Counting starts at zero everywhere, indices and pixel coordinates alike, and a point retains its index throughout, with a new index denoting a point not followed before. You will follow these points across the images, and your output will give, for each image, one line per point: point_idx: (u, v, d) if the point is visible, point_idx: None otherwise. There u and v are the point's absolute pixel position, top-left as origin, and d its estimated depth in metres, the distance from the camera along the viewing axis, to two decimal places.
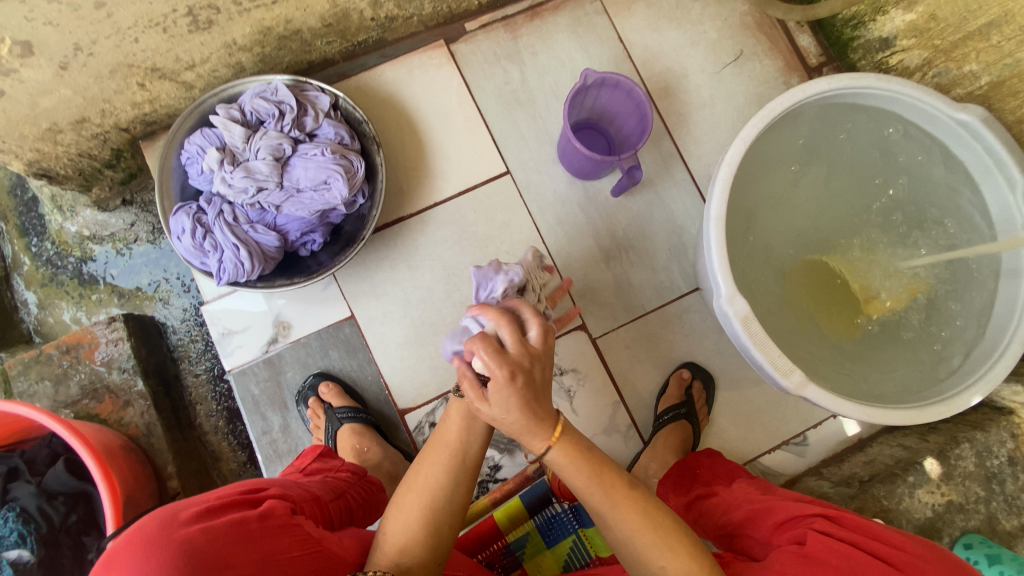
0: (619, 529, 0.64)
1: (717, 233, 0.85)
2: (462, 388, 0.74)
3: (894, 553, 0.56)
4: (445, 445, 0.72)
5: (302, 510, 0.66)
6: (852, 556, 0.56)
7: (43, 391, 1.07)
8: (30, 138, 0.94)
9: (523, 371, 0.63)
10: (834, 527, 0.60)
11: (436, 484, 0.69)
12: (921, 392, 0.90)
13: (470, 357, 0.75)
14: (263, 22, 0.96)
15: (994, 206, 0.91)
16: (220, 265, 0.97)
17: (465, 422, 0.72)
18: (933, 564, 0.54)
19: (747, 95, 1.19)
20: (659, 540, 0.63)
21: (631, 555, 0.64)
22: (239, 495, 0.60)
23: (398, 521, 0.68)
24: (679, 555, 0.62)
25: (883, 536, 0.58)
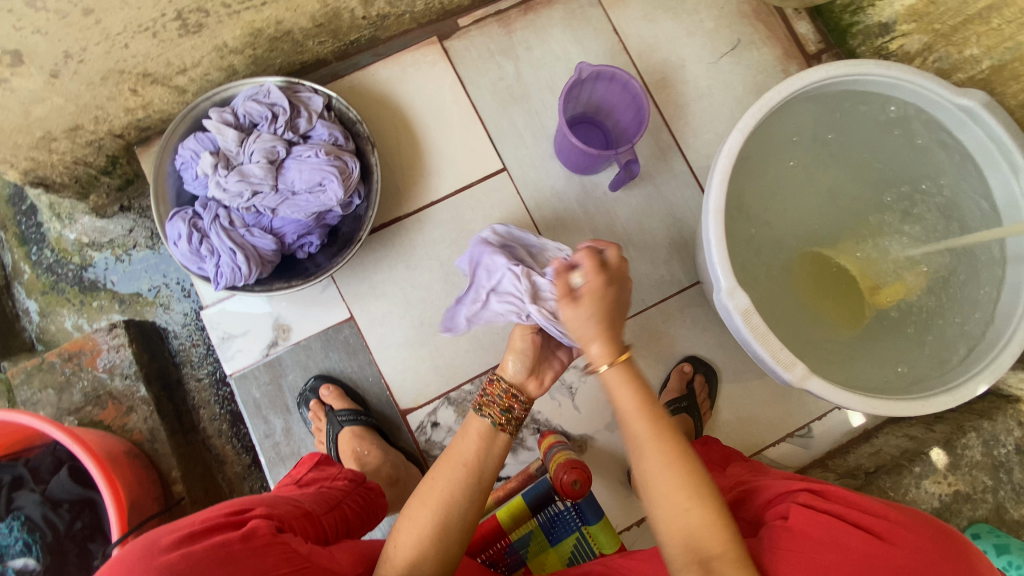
0: (653, 462, 0.63)
1: (715, 226, 0.84)
2: (484, 411, 0.77)
3: (879, 523, 0.53)
4: (460, 459, 0.73)
5: (291, 527, 0.66)
6: (835, 528, 0.54)
7: (47, 399, 1.08)
8: (24, 146, 0.94)
9: (613, 284, 0.70)
10: (817, 500, 0.58)
11: (449, 497, 0.70)
12: (927, 382, 0.89)
13: (489, 383, 0.80)
14: (253, 23, 0.96)
15: (999, 193, 0.89)
16: (218, 269, 0.96)
17: (482, 441, 0.75)
18: (920, 534, 0.51)
19: (745, 85, 1.18)
20: (683, 480, 0.61)
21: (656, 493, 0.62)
22: (224, 516, 0.60)
23: (409, 533, 0.67)
24: (700, 502, 0.60)
25: (869, 506, 0.55)
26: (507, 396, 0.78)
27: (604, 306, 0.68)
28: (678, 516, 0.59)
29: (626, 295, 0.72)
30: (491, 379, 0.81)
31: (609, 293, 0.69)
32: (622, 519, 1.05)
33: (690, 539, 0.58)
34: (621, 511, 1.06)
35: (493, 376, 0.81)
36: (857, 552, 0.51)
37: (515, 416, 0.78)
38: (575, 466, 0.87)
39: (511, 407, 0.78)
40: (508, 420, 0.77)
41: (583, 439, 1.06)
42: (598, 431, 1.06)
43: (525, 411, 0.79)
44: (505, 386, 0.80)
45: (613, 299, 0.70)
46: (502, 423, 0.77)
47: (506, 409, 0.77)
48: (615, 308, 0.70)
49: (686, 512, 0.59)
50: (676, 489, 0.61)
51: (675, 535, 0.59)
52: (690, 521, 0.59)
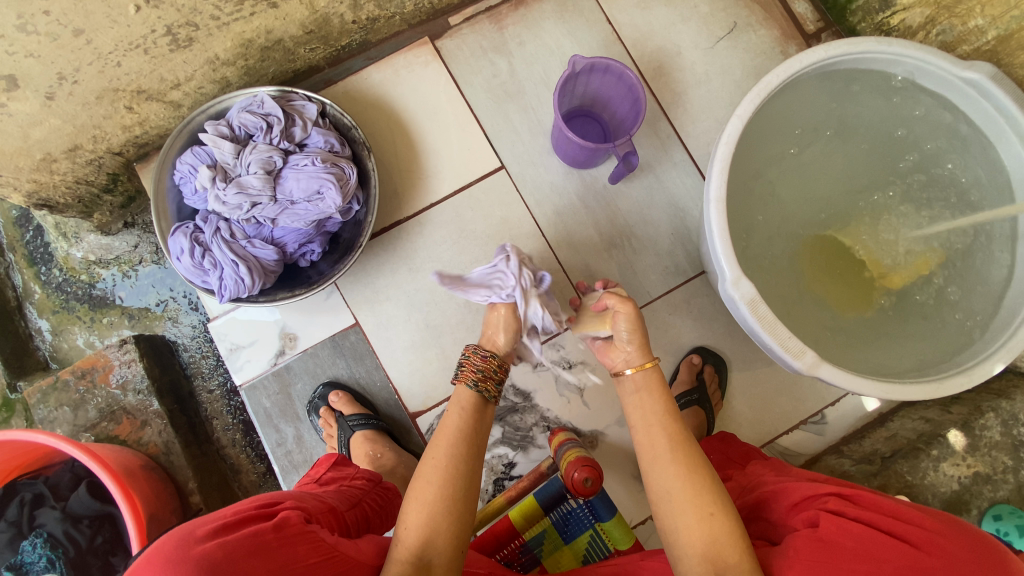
0: (671, 469, 0.70)
1: (718, 215, 0.83)
2: (481, 388, 0.80)
3: (913, 533, 0.53)
4: (454, 434, 0.75)
5: (318, 520, 0.65)
6: (868, 538, 0.54)
7: (63, 416, 1.10)
8: (26, 169, 0.94)
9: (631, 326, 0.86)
10: (848, 507, 0.58)
11: (452, 470, 0.71)
12: (941, 363, 0.87)
13: (482, 358, 0.82)
14: (243, 34, 0.95)
15: (1010, 167, 0.87)
16: (221, 282, 0.97)
17: (474, 413, 0.78)
18: (956, 542, 0.52)
19: (744, 69, 1.16)
20: (702, 487, 0.67)
21: (671, 502, 0.68)
22: (255, 508, 0.59)
23: (420, 511, 0.68)
24: (720, 508, 0.65)
25: (901, 513, 0.56)
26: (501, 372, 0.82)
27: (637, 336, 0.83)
28: (699, 525, 0.64)
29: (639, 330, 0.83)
30: (480, 354, 0.82)
31: None
32: (635, 514, 1.05)
33: (716, 541, 0.63)
34: (634, 506, 1.06)
35: (470, 351, 0.83)
36: (893, 563, 0.52)
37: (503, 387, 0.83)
38: (586, 463, 0.87)
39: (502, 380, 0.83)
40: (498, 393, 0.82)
41: (594, 435, 1.07)
42: (608, 426, 1.07)
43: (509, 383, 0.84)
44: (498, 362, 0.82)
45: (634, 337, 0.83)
46: (495, 397, 0.81)
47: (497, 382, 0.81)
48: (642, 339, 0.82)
49: (708, 519, 0.64)
50: (693, 497, 0.66)
51: (698, 536, 0.64)
52: (711, 524, 0.64)
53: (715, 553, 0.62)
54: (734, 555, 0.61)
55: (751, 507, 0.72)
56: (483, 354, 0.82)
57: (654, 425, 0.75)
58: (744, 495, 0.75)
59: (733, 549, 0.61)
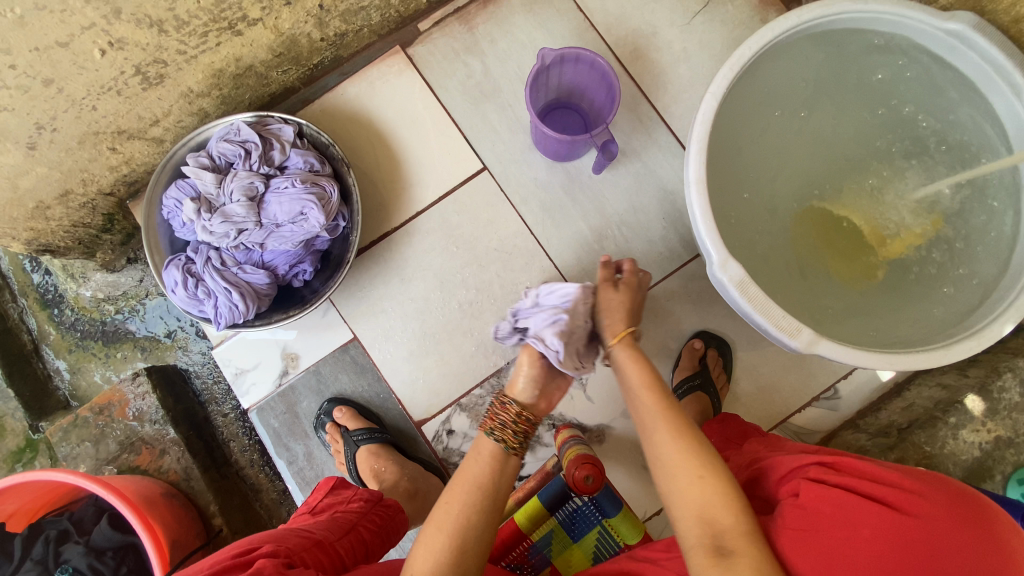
0: (660, 433, 0.70)
1: (699, 197, 0.80)
2: (501, 437, 0.75)
3: (891, 493, 0.54)
4: (473, 481, 0.72)
5: (301, 561, 0.67)
6: (847, 503, 0.55)
7: (85, 452, 1.14)
8: (21, 219, 0.98)
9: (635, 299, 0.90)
10: (828, 474, 0.58)
11: (465, 521, 0.68)
12: (951, 327, 0.83)
13: (499, 402, 0.80)
14: (213, 64, 0.96)
15: (1005, 116, 0.82)
16: (216, 310, 0.99)
17: (495, 464, 0.74)
18: (934, 500, 0.52)
19: (723, 42, 1.13)
20: (692, 453, 0.66)
21: (667, 468, 0.67)
22: (232, 559, 0.63)
23: (427, 559, 0.66)
24: (709, 480, 0.63)
25: (880, 476, 0.56)
26: (516, 414, 0.77)
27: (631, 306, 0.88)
28: (692, 488, 0.64)
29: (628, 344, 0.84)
30: (500, 396, 0.81)
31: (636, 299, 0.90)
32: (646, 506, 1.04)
33: (703, 512, 0.61)
34: (645, 497, 1.05)
35: (506, 399, 0.80)
36: (870, 525, 0.52)
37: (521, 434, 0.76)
38: (586, 461, 0.87)
39: (519, 424, 0.77)
40: (520, 442, 0.76)
41: (601, 429, 1.06)
42: (613, 419, 1.06)
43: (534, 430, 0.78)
44: (513, 403, 0.79)
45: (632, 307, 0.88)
46: (514, 446, 0.75)
47: (519, 433, 0.76)
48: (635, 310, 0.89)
49: (698, 483, 0.64)
50: (686, 461, 0.66)
51: (687, 508, 0.63)
52: (701, 489, 0.63)
53: (710, 521, 0.60)
54: (729, 518, 0.60)
55: (744, 488, 0.73)
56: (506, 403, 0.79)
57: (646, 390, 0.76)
58: (738, 474, 0.75)
59: (727, 511, 0.60)
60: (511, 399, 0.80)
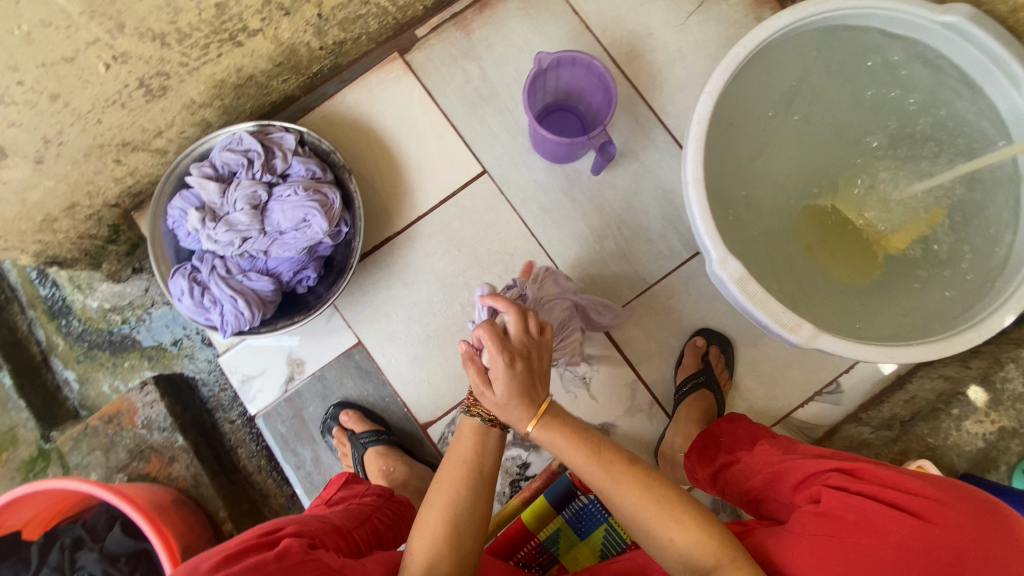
0: (621, 494, 0.63)
1: (697, 196, 0.81)
2: (476, 413, 0.73)
3: (915, 501, 0.54)
4: (460, 458, 0.71)
5: (323, 543, 0.67)
6: (869, 510, 0.55)
7: (96, 460, 1.15)
8: (29, 232, 0.99)
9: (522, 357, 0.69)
10: (850, 482, 0.59)
11: (455, 497, 0.68)
12: (953, 318, 0.83)
13: (473, 385, 0.77)
14: (215, 75, 0.97)
15: (1004, 106, 0.83)
16: (222, 318, 1.00)
17: (478, 438, 0.73)
18: (960, 509, 0.52)
19: (718, 41, 1.14)
20: (658, 508, 0.62)
21: (637, 525, 0.63)
22: (257, 537, 0.62)
23: (423, 538, 0.66)
24: (685, 525, 0.60)
25: (904, 484, 0.56)
26: None
27: (519, 386, 0.67)
28: (666, 543, 0.61)
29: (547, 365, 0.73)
30: None
31: (522, 369, 0.68)
32: None
33: (684, 557, 0.60)
34: None
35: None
36: (894, 533, 0.52)
37: None
38: None
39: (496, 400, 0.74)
40: (498, 414, 0.74)
41: (606, 426, 1.09)
42: (618, 417, 1.10)
43: None
44: None
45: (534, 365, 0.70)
46: (492, 419, 0.73)
47: (495, 406, 0.74)
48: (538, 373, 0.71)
49: (669, 541, 0.61)
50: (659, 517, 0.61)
51: (670, 552, 0.61)
52: (675, 544, 0.60)
53: (693, 564, 0.60)
54: (712, 554, 0.58)
55: (757, 491, 0.73)
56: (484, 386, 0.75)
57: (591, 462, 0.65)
58: (750, 477, 0.76)
59: (708, 552, 0.59)
60: None
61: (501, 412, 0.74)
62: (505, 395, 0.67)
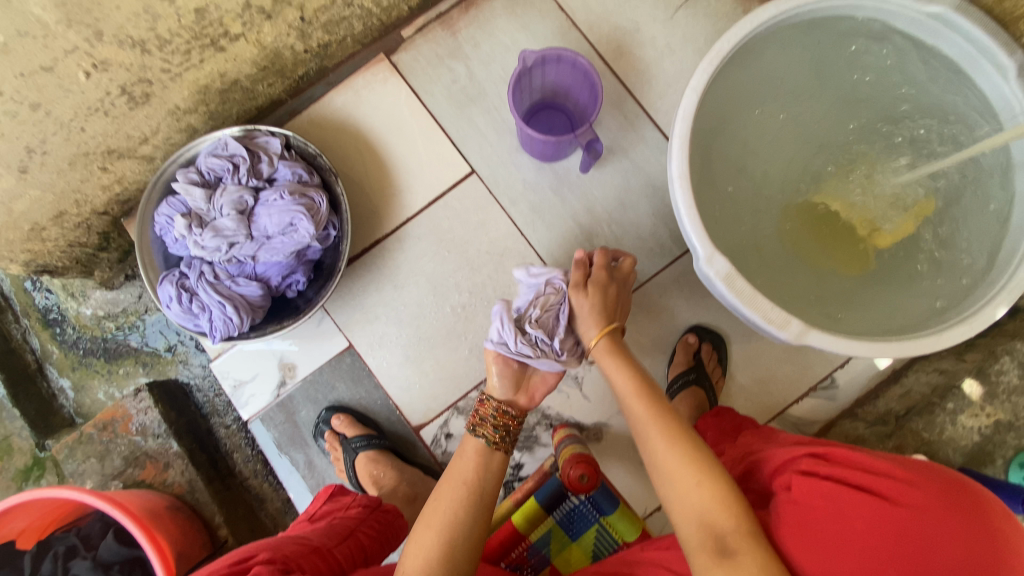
0: (654, 439, 0.70)
1: (683, 193, 0.79)
2: (480, 432, 0.79)
3: (882, 484, 0.53)
4: (461, 479, 0.74)
5: (298, 567, 0.67)
6: (838, 495, 0.54)
7: (91, 468, 1.15)
8: (17, 241, 0.99)
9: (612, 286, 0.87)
10: (819, 466, 0.58)
11: (453, 518, 0.70)
12: (945, 312, 0.82)
13: (481, 404, 0.83)
14: (198, 81, 0.97)
15: (992, 97, 0.82)
16: (212, 324, 1.00)
17: (480, 460, 0.77)
18: (926, 490, 0.51)
19: (707, 35, 1.13)
20: (687, 457, 0.66)
21: (662, 469, 0.67)
22: (226, 569, 0.63)
23: (418, 557, 0.67)
24: (710, 485, 0.62)
25: (872, 466, 0.55)
26: (497, 413, 0.80)
27: (603, 298, 0.86)
28: (690, 497, 0.63)
29: (620, 302, 0.89)
30: (483, 399, 0.83)
31: (611, 290, 0.87)
32: (645, 505, 1.04)
33: (704, 518, 0.60)
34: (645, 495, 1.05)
35: (482, 396, 0.84)
36: (862, 518, 0.52)
37: (507, 433, 0.80)
38: (581, 460, 0.87)
39: (504, 424, 0.80)
40: (502, 438, 0.79)
41: (598, 428, 1.06)
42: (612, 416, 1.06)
43: (518, 427, 0.81)
44: (497, 405, 0.82)
45: (610, 297, 0.87)
46: (496, 442, 0.79)
47: (500, 428, 0.80)
48: (617, 302, 0.88)
49: (696, 488, 0.63)
50: (686, 465, 0.65)
51: (688, 512, 0.62)
52: (699, 496, 0.62)
53: (712, 525, 0.59)
54: (729, 520, 0.59)
55: (740, 483, 0.73)
56: (498, 408, 0.81)
57: (636, 398, 0.75)
58: (733, 468, 0.76)
59: (727, 514, 0.59)
60: (495, 404, 0.82)
61: (506, 435, 0.80)
62: (584, 312, 0.85)
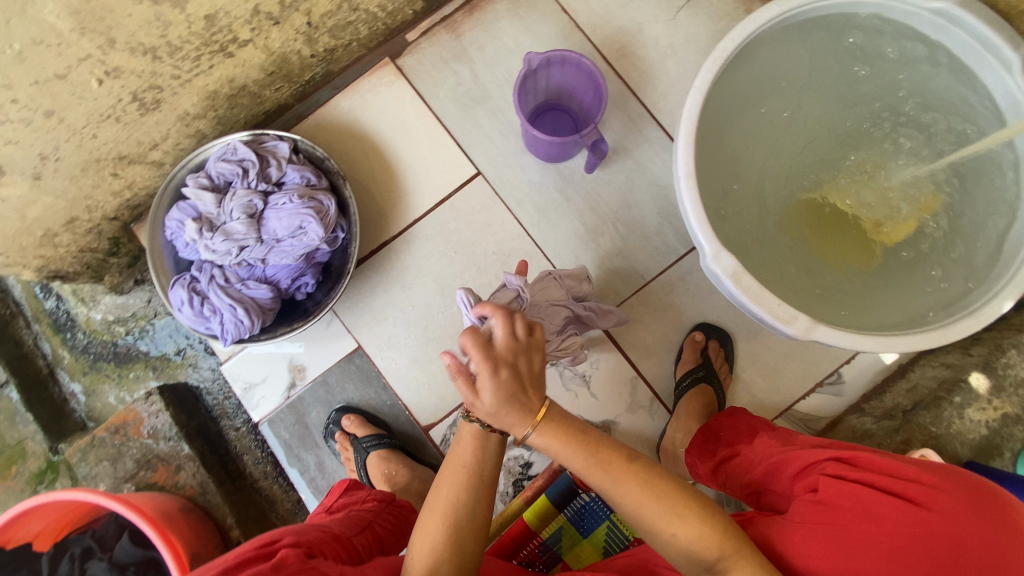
0: (625, 495, 0.62)
1: (689, 191, 0.80)
2: (473, 417, 0.72)
3: (911, 488, 0.54)
4: (460, 463, 0.71)
5: (322, 552, 0.67)
6: (866, 497, 0.55)
7: (103, 471, 1.16)
8: (30, 247, 1.01)
9: (509, 364, 0.63)
10: (846, 470, 0.59)
11: (455, 501, 0.68)
12: (951, 307, 0.82)
13: None
14: (208, 87, 0.98)
15: (997, 91, 0.83)
16: (222, 326, 1.01)
17: (478, 443, 0.72)
18: (955, 495, 0.52)
19: (709, 35, 1.14)
20: (664, 506, 0.60)
21: (642, 526, 0.61)
22: (255, 548, 0.63)
23: (423, 544, 0.67)
24: (688, 520, 0.59)
25: (899, 471, 0.56)
26: None
27: (504, 389, 0.62)
28: (671, 541, 0.59)
29: (546, 362, 0.69)
30: None
31: (508, 374, 0.63)
32: None
33: (691, 555, 0.59)
34: None
35: None
36: (890, 520, 0.52)
37: None
38: None
39: None
40: None
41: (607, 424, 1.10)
42: (619, 415, 1.10)
43: None
44: None
45: (523, 371, 0.65)
46: (492, 424, 0.72)
47: None
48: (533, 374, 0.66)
49: (672, 536, 0.59)
50: (665, 510, 0.60)
51: (673, 550, 0.60)
52: (679, 539, 0.59)
53: (698, 560, 0.58)
54: (714, 548, 0.57)
55: (756, 484, 0.73)
56: None
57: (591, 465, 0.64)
58: (749, 470, 0.76)
59: (712, 545, 0.58)
60: None
61: None
62: (495, 402, 0.63)
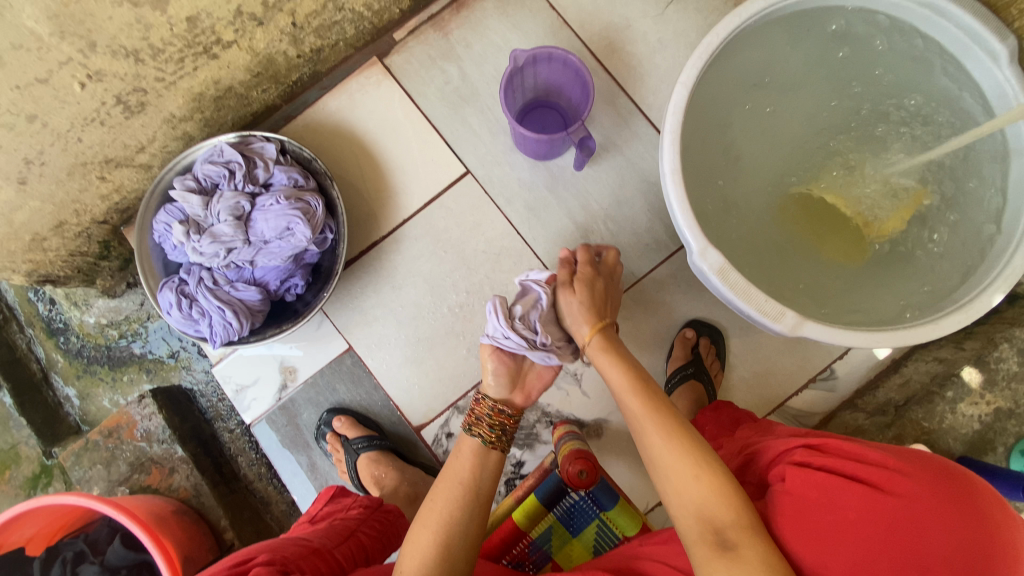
0: (651, 436, 0.70)
1: (675, 187, 0.79)
2: (475, 431, 0.80)
3: (874, 473, 0.53)
4: (457, 478, 0.76)
5: (298, 568, 0.68)
6: (830, 486, 0.54)
7: (97, 475, 1.16)
8: (19, 252, 1.01)
9: (596, 279, 0.90)
10: (813, 457, 0.58)
11: (449, 517, 0.71)
12: (937, 304, 0.81)
13: (475, 404, 0.84)
14: (193, 88, 0.98)
15: (984, 82, 0.81)
16: (211, 329, 1.01)
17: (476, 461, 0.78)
18: (917, 477, 0.51)
19: (699, 30, 1.13)
20: (688, 454, 0.65)
21: (661, 468, 0.67)
22: (226, 569, 0.64)
23: (414, 558, 0.68)
24: (708, 477, 0.62)
25: (865, 456, 0.55)
26: (491, 412, 0.81)
27: (591, 296, 0.87)
28: (689, 493, 0.63)
29: (610, 302, 0.91)
30: (477, 398, 0.84)
31: (598, 284, 0.90)
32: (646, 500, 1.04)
33: (702, 513, 0.61)
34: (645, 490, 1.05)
35: (478, 394, 0.85)
36: (852, 508, 0.52)
37: (504, 431, 0.81)
38: (579, 456, 0.87)
39: (501, 422, 0.81)
40: (498, 436, 0.80)
41: (598, 424, 1.06)
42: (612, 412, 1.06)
43: (514, 426, 0.82)
44: (491, 403, 0.82)
45: (602, 290, 0.90)
46: (492, 441, 0.80)
47: (495, 427, 0.81)
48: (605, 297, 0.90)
49: (694, 483, 0.63)
50: (686, 460, 0.65)
51: (686, 509, 0.62)
52: (697, 490, 0.62)
53: (709, 518, 0.60)
54: (729, 515, 0.58)
55: (738, 475, 0.73)
56: (494, 406, 0.82)
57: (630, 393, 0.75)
58: (731, 460, 0.76)
59: (727, 508, 0.59)
60: (490, 402, 0.82)
61: (502, 434, 0.81)
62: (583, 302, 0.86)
